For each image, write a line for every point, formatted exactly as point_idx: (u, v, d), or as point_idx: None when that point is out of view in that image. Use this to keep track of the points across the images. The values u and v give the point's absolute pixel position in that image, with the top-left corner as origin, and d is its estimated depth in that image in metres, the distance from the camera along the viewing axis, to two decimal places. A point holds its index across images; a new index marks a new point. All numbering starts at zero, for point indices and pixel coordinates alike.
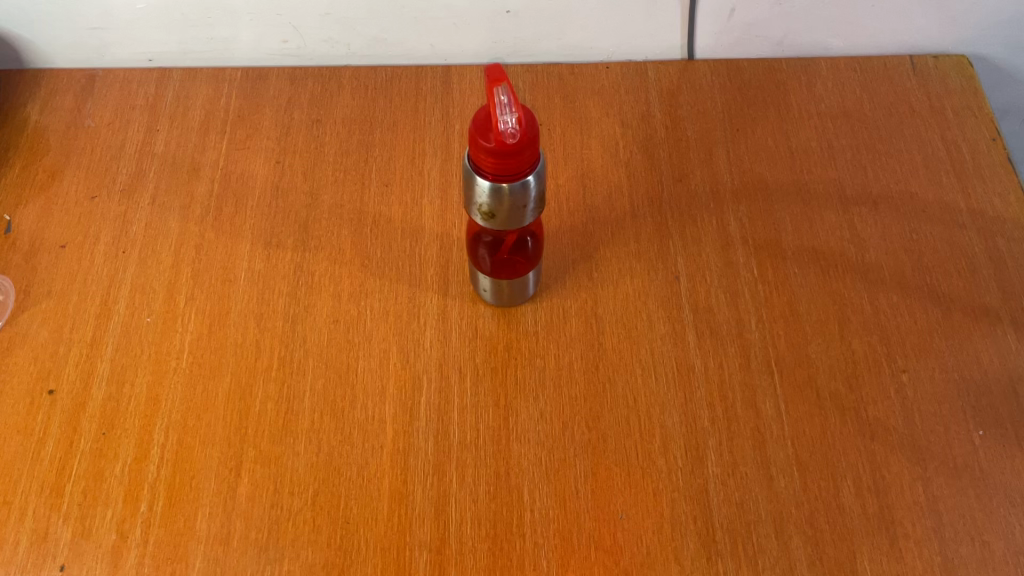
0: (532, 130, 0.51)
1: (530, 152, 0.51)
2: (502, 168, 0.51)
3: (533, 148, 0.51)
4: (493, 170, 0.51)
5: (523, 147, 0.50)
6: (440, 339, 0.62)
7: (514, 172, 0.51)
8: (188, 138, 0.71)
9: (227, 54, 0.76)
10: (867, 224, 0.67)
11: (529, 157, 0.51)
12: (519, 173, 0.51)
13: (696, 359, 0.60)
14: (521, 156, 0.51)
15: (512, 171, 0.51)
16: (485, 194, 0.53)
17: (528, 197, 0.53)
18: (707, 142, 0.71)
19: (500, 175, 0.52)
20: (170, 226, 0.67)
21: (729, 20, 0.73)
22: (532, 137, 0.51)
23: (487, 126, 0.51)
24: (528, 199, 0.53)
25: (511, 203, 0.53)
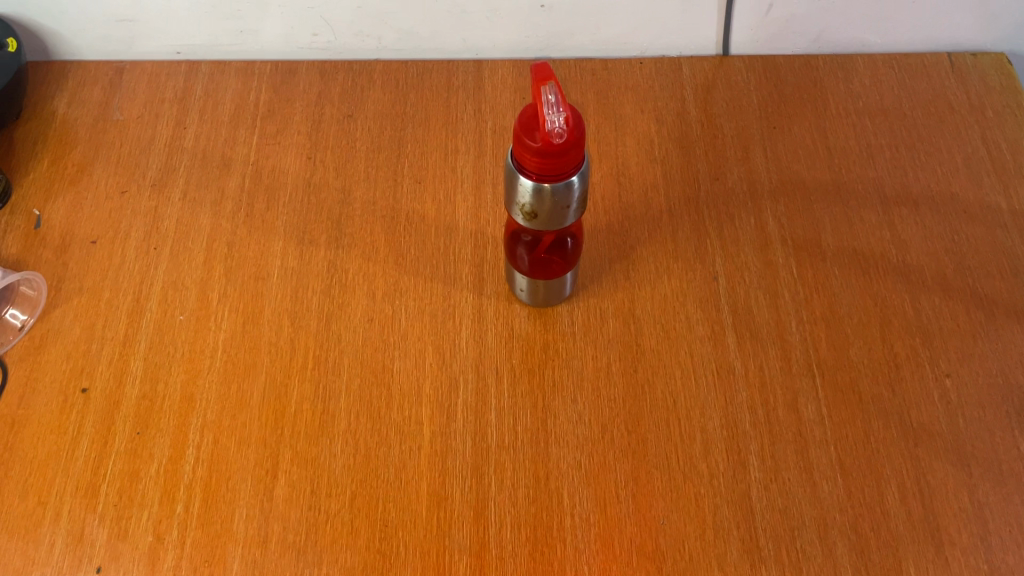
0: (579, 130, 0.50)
1: (576, 152, 0.50)
2: (547, 167, 0.50)
3: (579, 150, 0.50)
4: (538, 171, 0.50)
5: (570, 148, 0.50)
6: (476, 339, 0.61)
7: (559, 173, 0.51)
8: (218, 132, 0.71)
9: (257, 47, 0.75)
10: (907, 225, 0.66)
11: (574, 159, 0.50)
12: (564, 174, 0.51)
13: (736, 362, 0.60)
14: (567, 157, 0.50)
15: (556, 172, 0.50)
16: (528, 195, 0.52)
17: (571, 198, 0.52)
18: (744, 139, 0.70)
19: (543, 175, 0.51)
20: (201, 222, 0.66)
21: (767, 15, 0.72)
22: (579, 138, 0.50)
23: (532, 125, 0.50)
24: (571, 199, 0.53)
25: (554, 203, 0.52)
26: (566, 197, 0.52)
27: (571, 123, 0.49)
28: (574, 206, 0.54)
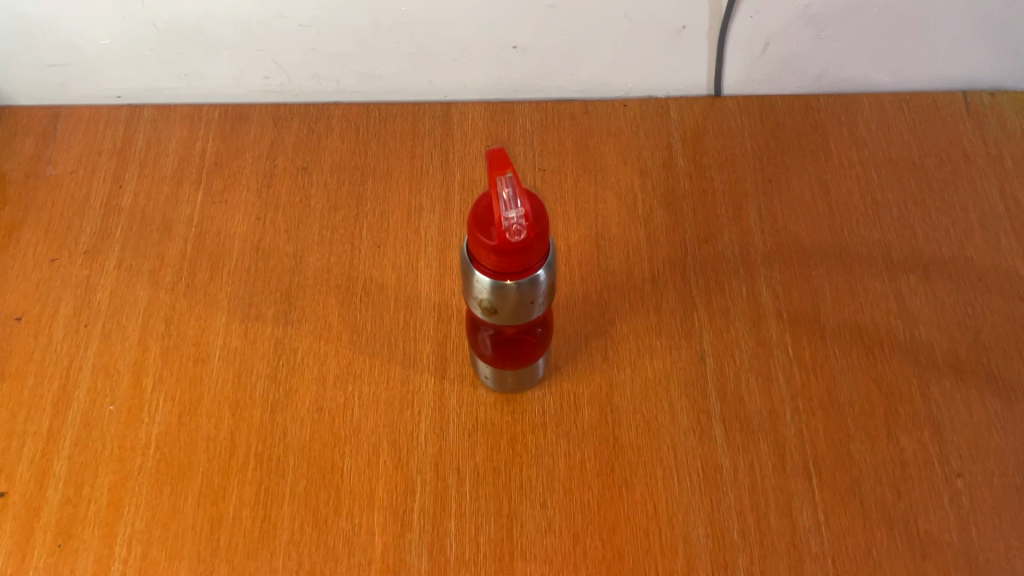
0: (541, 221, 0.44)
1: (539, 247, 0.44)
2: (507, 265, 0.44)
3: (543, 243, 0.44)
4: (497, 270, 0.44)
5: (532, 244, 0.43)
6: (436, 431, 0.55)
7: (522, 270, 0.44)
8: (159, 190, 0.64)
9: (204, 90, 0.68)
10: (915, 295, 0.59)
11: (538, 253, 0.44)
12: (528, 271, 0.45)
13: (724, 460, 0.54)
14: (529, 253, 0.44)
15: (518, 269, 0.44)
16: (487, 291, 0.46)
17: (537, 292, 0.46)
18: (736, 194, 0.64)
19: (504, 272, 0.45)
20: (137, 294, 0.60)
21: (763, 55, 0.65)
22: (542, 231, 0.44)
23: (488, 219, 0.44)
24: (537, 293, 0.47)
25: (518, 300, 0.46)
26: (531, 292, 0.46)
27: (531, 216, 0.43)
28: (540, 299, 0.48)
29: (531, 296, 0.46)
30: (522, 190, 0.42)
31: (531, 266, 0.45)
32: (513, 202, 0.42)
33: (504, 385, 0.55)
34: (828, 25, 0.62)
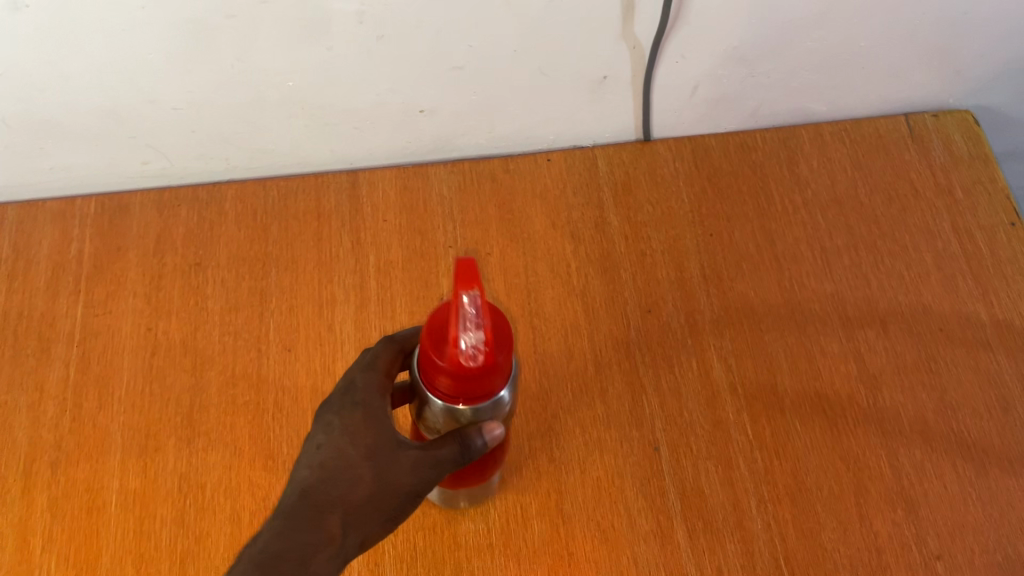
0: (505, 344, 0.37)
1: (500, 376, 0.37)
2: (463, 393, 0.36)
3: (503, 371, 0.37)
4: (450, 391, 0.37)
5: (490, 374, 0.36)
6: (370, 567, 0.49)
7: (474, 398, 0.37)
8: (32, 305, 0.57)
9: (76, 183, 0.60)
10: (875, 353, 0.55)
11: (498, 381, 0.37)
12: (483, 399, 0.37)
13: (690, 567, 0.49)
14: (487, 381, 0.36)
15: (472, 398, 0.37)
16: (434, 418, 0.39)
17: (484, 432, 0.39)
18: (677, 254, 0.59)
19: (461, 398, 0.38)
20: (15, 436, 0.53)
21: (693, 97, 0.60)
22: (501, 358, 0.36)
23: (444, 334, 0.36)
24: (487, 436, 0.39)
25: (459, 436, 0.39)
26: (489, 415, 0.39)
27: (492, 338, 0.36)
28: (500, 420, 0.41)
29: (480, 438, 0.39)
30: (483, 311, 0.35)
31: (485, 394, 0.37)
32: (472, 321, 0.35)
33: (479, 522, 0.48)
34: (761, 63, 0.57)
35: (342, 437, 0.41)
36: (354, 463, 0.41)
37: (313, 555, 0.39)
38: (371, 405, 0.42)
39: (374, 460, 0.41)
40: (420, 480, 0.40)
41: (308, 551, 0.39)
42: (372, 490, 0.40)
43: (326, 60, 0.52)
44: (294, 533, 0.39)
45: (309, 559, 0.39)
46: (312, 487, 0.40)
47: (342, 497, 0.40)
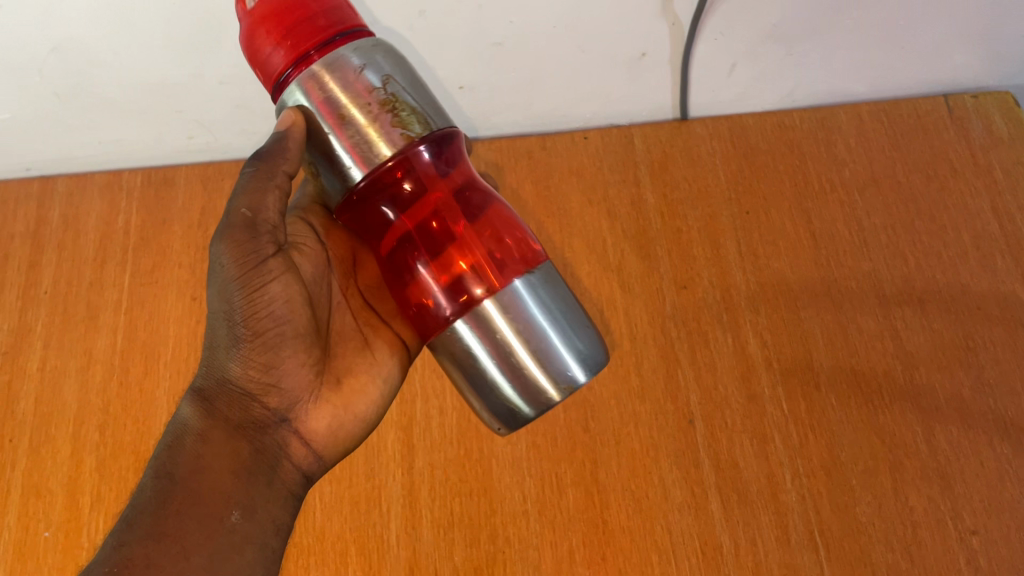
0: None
1: (325, 22, 0.34)
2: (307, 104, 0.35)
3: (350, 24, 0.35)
4: (269, 75, 0.34)
5: (294, 12, 0.33)
6: (408, 531, 0.50)
7: (294, 49, 0.33)
8: (81, 274, 0.59)
9: (123, 156, 0.62)
10: (912, 331, 0.55)
11: (314, 25, 0.33)
12: (313, 71, 0.34)
13: (724, 538, 0.49)
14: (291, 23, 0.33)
15: (291, 53, 0.34)
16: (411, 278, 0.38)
17: (289, 140, 0.35)
18: (713, 232, 0.59)
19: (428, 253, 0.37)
20: (65, 399, 0.54)
21: (731, 76, 0.60)
22: (362, 42, 0.35)
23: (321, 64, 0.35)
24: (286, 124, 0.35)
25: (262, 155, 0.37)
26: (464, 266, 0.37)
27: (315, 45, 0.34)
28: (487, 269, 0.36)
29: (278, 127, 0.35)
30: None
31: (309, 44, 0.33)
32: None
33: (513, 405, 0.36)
34: (799, 41, 0.57)
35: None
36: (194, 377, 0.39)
37: (167, 464, 0.36)
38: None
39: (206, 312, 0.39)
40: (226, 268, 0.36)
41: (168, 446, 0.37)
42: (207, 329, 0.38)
43: None
44: (165, 440, 0.37)
45: (175, 442, 0.37)
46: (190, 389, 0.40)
47: (190, 387, 0.38)
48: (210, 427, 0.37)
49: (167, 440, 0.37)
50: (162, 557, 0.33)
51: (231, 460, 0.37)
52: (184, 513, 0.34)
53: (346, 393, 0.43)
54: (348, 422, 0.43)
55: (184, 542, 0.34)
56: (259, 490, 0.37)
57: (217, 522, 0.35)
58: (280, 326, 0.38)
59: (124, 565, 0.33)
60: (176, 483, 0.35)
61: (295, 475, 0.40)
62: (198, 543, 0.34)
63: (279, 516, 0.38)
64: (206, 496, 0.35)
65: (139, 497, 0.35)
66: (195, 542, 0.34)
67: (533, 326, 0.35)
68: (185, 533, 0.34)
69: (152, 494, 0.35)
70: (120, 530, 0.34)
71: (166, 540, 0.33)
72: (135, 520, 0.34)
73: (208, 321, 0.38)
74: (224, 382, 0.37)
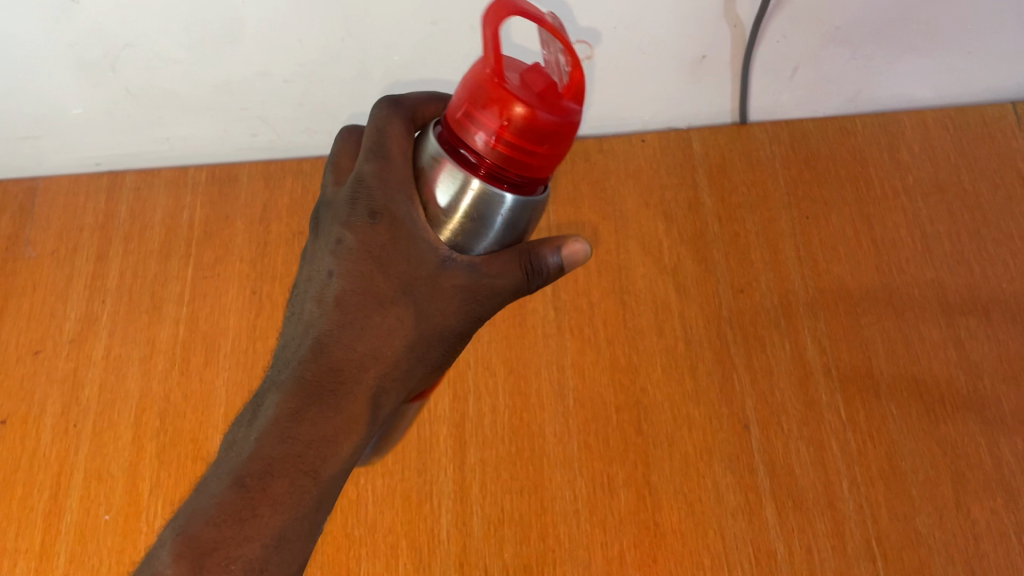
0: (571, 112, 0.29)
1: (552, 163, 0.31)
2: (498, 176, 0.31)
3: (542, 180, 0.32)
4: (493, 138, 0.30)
5: (536, 132, 0.29)
6: (458, 527, 0.50)
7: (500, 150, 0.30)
8: (146, 266, 0.60)
9: (190, 152, 0.63)
10: (976, 340, 0.54)
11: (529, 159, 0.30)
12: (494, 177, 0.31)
13: (778, 544, 0.48)
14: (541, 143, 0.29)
15: (497, 152, 0.30)
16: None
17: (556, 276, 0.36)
18: (771, 236, 0.59)
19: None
20: (128, 386, 0.56)
21: (792, 79, 0.59)
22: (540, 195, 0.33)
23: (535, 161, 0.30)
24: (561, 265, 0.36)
25: (529, 257, 0.35)
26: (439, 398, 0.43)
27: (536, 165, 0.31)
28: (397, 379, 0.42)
29: (561, 257, 0.35)
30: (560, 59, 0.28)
31: (518, 162, 0.30)
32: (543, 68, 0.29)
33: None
34: (864, 44, 0.56)
35: (375, 257, 0.34)
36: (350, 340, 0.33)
37: (328, 459, 0.32)
38: (403, 214, 0.34)
39: (411, 294, 0.34)
40: (467, 315, 0.36)
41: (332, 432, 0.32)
42: (421, 335, 0.35)
43: (432, 36, 0.53)
44: (326, 419, 0.32)
45: (343, 434, 0.32)
46: (335, 347, 0.33)
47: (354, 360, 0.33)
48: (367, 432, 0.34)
49: (322, 420, 0.32)
50: (279, 565, 0.30)
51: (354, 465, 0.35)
52: (308, 523, 0.31)
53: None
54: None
55: (297, 554, 0.31)
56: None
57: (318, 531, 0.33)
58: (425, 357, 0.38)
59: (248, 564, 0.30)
60: (318, 481, 0.32)
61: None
62: (301, 555, 0.31)
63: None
64: (329, 501, 0.33)
65: (279, 475, 0.31)
66: (304, 555, 0.32)
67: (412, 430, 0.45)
68: (302, 547, 0.31)
69: (288, 486, 0.31)
70: (244, 513, 0.30)
71: (284, 547, 0.31)
72: (263, 509, 0.30)
73: (423, 334, 0.35)
74: (395, 393, 0.35)
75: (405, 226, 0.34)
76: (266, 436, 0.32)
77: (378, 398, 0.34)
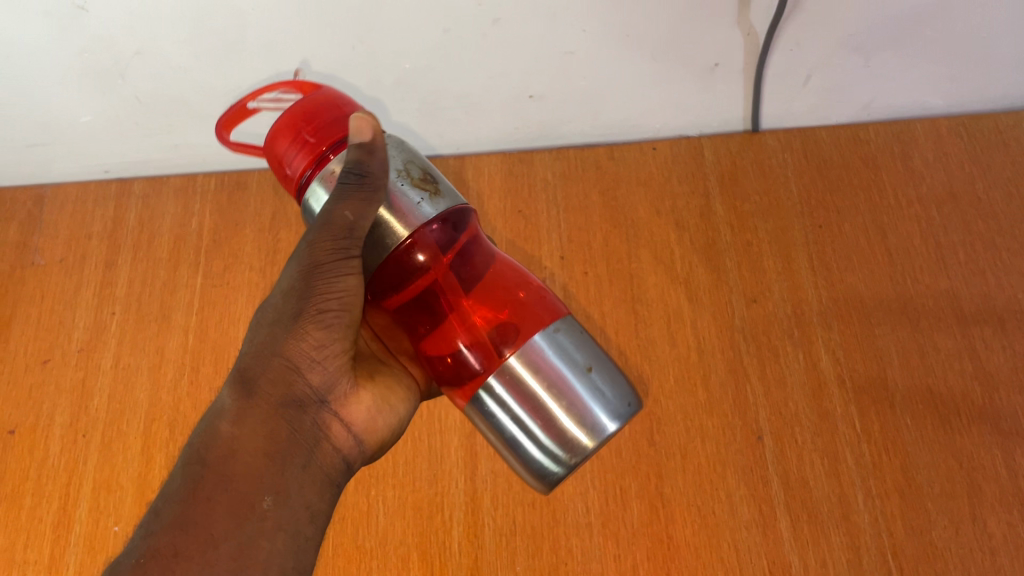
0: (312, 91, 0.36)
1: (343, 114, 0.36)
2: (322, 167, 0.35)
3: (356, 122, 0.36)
4: (293, 160, 0.35)
5: (290, 112, 0.35)
6: (470, 538, 0.50)
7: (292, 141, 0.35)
8: (155, 274, 0.60)
9: (200, 160, 0.63)
10: (992, 351, 0.53)
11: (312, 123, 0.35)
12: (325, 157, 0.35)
13: (792, 557, 0.48)
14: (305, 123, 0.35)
15: (299, 158, 0.35)
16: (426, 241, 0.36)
17: (378, 150, 0.34)
18: (784, 245, 0.58)
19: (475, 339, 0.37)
20: (137, 396, 0.55)
21: (805, 87, 0.59)
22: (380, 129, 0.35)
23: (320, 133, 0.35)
24: (362, 139, 0.34)
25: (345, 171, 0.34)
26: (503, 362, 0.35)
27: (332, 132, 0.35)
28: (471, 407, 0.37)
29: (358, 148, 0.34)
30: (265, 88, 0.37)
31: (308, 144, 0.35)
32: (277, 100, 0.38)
33: (540, 477, 0.35)
34: (877, 52, 0.56)
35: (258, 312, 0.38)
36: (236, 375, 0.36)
37: (205, 449, 0.32)
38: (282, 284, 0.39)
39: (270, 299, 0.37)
40: (312, 249, 0.34)
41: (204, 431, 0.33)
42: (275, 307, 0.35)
43: (443, 44, 0.53)
44: (199, 427, 0.34)
45: (215, 425, 0.33)
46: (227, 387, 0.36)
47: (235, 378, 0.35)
48: (250, 409, 0.33)
49: (200, 429, 0.34)
50: (190, 547, 0.30)
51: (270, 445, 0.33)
52: (212, 503, 0.31)
53: (381, 387, 0.40)
54: (386, 412, 0.40)
55: (213, 531, 0.30)
56: (298, 477, 0.33)
57: (248, 511, 0.31)
58: (346, 309, 0.35)
59: (150, 555, 0.29)
60: (205, 469, 0.32)
61: (335, 460, 0.36)
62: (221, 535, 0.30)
63: (316, 504, 0.34)
64: (238, 480, 0.32)
65: (167, 486, 0.32)
66: (225, 536, 0.30)
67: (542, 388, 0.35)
68: (208, 524, 0.30)
69: (180, 482, 0.32)
70: (147, 522, 0.31)
71: (190, 530, 0.30)
72: (162, 509, 0.31)
73: (281, 301, 0.35)
74: (276, 361, 0.34)
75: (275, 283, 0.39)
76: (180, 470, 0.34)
77: (252, 378, 0.34)
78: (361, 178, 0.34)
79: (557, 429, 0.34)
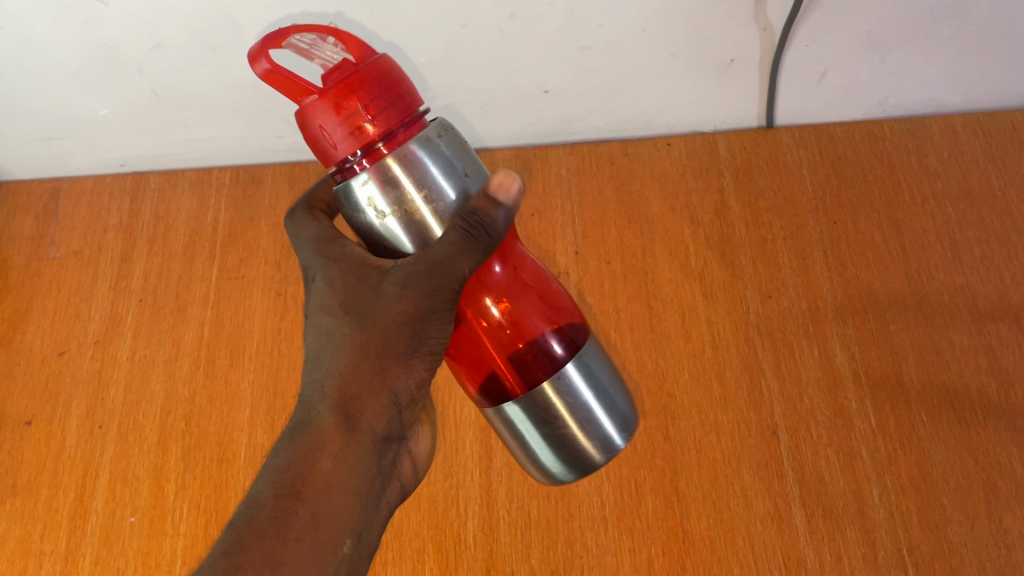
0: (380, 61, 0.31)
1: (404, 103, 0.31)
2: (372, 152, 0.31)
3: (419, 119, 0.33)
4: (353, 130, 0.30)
5: (368, 75, 0.30)
6: (485, 531, 0.50)
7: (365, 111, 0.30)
8: (170, 266, 0.60)
9: (215, 154, 0.63)
10: (1008, 348, 0.53)
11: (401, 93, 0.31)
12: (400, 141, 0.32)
13: (808, 552, 0.48)
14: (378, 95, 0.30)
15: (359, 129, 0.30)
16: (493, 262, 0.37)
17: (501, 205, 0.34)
18: (800, 241, 0.58)
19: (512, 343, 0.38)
20: (153, 387, 0.56)
21: (820, 83, 0.59)
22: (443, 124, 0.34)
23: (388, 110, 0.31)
24: (504, 199, 0.34)
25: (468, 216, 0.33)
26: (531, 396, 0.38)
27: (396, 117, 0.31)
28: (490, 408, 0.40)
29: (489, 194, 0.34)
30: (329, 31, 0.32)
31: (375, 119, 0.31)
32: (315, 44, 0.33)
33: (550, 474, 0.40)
34: (894, 49, 0.56)
35: (340, 302, 0.35)
36: (315, 377, 0.35)
37: (303, 482, 0.32)
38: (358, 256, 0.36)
39: (358, 309, 0.34)
40: (428, 298, 0.33)
41: (298, 456, 0.33)
42: (379, 337, 0.34)
43: (460, 38, 0.53)
44: (291, 446, 0.33)
45: (310, 454, 0.33)
46: (308, 391, 0.35)
47: (319, 389, 0.34)
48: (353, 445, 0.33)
49: (294, 451, 0.33)
50: None
51: (361, 486, 0.34)
52: (304, 544, 0.31)
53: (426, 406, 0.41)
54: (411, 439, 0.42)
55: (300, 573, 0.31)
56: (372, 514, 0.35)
57: (337, 552, 0.32)
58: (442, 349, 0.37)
59: None
60: (302, 506, 0.32)
61: (388, 495, 0.38)
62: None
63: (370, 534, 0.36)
64: (332, 522, 0.32)
65: (254, 512, 0.31)
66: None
67: (584, 409, 0.38)
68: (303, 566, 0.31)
69: (272, 513, 0.31)
70: (230, 550, 0.30)
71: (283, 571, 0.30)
72: (250, 543, 0.30)
73: (387, 334, 0.34)
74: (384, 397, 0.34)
75: (352, 265, 0.35)
76: (258, 479, 0.33)
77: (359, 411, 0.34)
78: (487, 235, 0.33)
79: (574, 450, 0.38)
